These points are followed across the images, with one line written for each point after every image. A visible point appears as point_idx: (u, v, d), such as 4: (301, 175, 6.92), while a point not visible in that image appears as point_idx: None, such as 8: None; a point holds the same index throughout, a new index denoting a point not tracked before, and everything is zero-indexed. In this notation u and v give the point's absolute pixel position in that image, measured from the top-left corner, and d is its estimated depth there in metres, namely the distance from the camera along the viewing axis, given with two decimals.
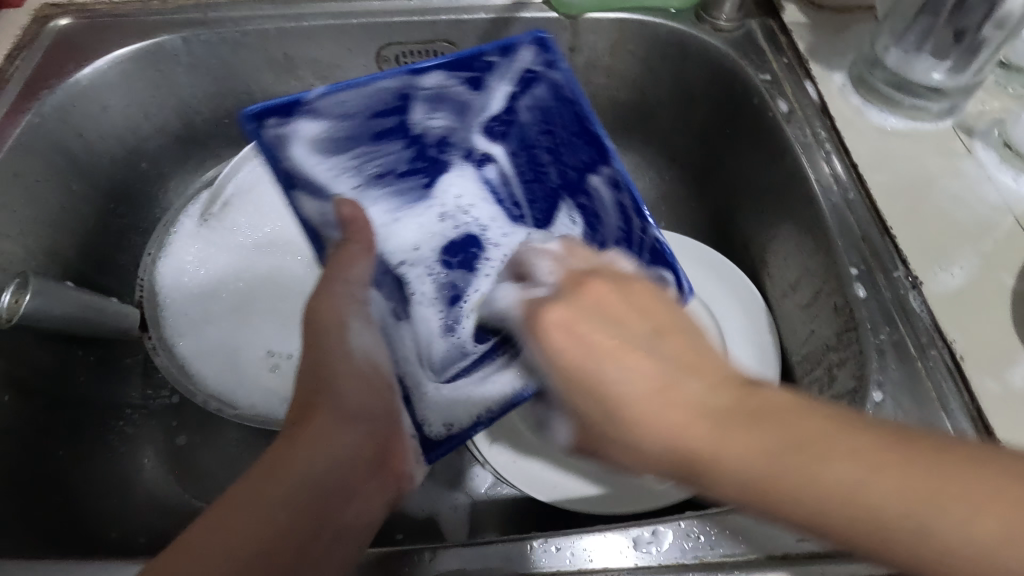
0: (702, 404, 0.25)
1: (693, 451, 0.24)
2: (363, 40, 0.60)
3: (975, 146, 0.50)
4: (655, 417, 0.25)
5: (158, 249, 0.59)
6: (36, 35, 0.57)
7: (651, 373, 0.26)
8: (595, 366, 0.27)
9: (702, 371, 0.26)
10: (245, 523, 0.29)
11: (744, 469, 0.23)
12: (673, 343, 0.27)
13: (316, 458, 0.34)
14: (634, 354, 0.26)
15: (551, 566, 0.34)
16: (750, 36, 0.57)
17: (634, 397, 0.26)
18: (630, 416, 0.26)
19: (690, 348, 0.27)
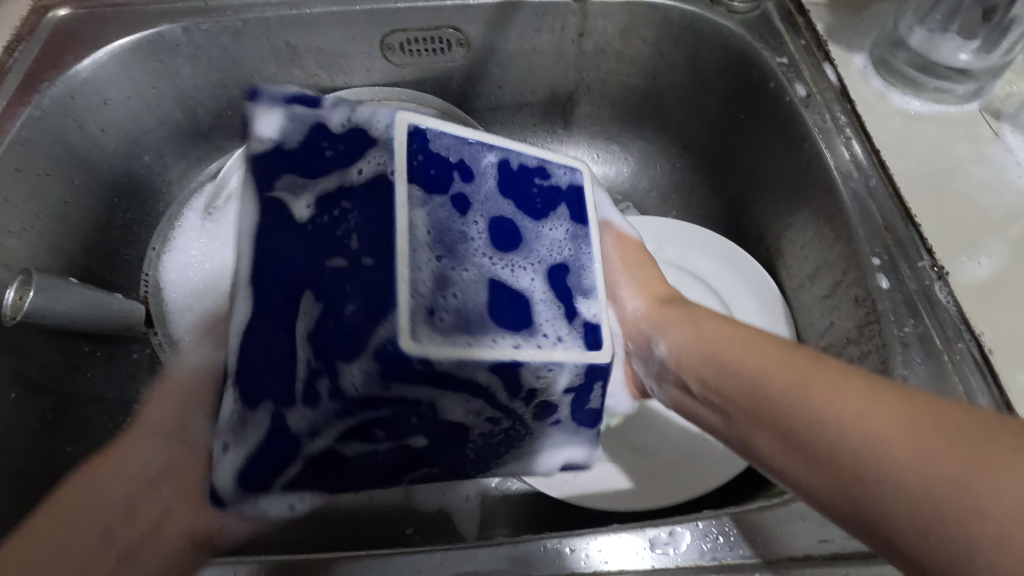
0: (906, 429, 0.26)
1: (822, 429, 0.28)
2: (367, 28, 0.58)
3: (1002, 130, 0.48)
4: (846, 432, 0.27)
5: (164, 244, 0.59)
6: (35, 26, 0.55)
7: (868, 404, 0.27)
8: (761, 397, 0.32)
9: (868, 395, 0.28)
10: (84, 515, 0.33)
11: (896, 466, 0.25)
12: (839, 388, 0.29)
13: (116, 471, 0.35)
14: (821, 391, 0.29)
15: (566, 568, 0.33)
16: (767, 18, 0.55)
17: (859, 417, 0.27)
18: (793, 438, 0.30)
19: (870, 398, 0.28)
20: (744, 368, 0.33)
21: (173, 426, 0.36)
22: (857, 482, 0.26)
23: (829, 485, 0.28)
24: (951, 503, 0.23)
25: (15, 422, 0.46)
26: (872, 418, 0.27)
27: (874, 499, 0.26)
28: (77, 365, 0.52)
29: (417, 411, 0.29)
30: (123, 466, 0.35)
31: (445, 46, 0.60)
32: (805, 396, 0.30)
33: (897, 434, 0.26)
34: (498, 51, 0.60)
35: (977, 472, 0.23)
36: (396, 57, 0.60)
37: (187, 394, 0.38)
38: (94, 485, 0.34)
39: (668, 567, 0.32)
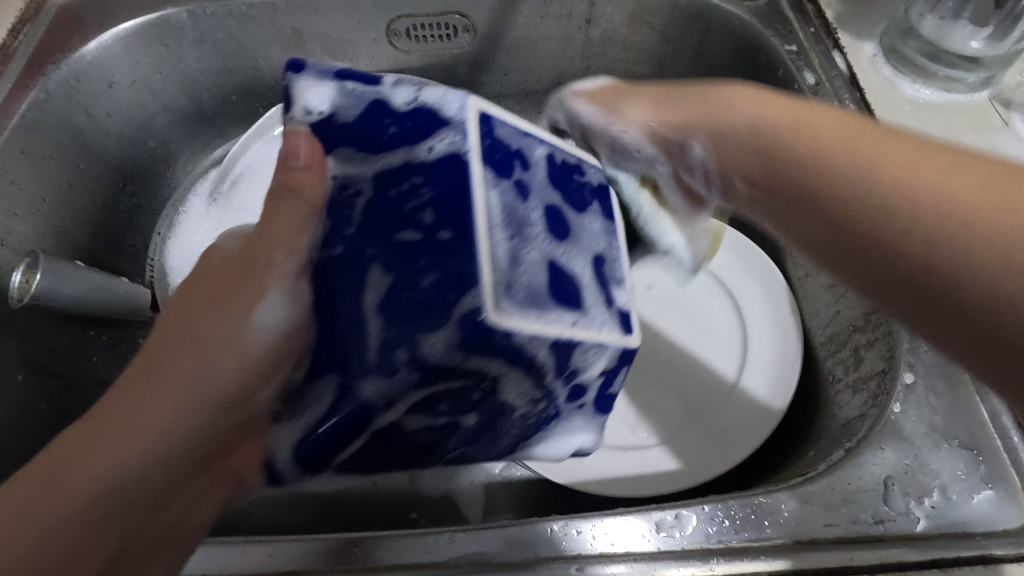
0: (938, 173, 0.27)
1: (873, 180, 0.28)
2: (373, 13, 0.58)
3: (1013, 119, 0.48)
4: (930, 199, 0.26)
5: (169, 228, 0.60)
6: (39, 9, 0.55)
7: (902, 155, 0.29)
8: (834, 190, 0.29)
9: (932, 164, 0.28)
10: (78, 486, 0.28)
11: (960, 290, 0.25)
12: (922, 168, 0.28)
13: (115, 466, 0.29)
14: (868, 147, 0.30)
15: (572, 550, 0.33)
16: (776, 5, 0.54)
17: (942, 183, 0.27)
18: (881, 243, 0.27)
19: (950, 176, 0.27)
20: (770, 121, 0.33)
21: (232, 391, 0.32)
22: (934, 229, 0.26)
23: (887, 231, 0.27)
24: (999, 225, 0.24)
25: (23, 404, 0.46)
26: (927, 170, 0.27)
27: (950, 244, 0.25)
28: (82, 349, 0.52)
29: (481, 385, 0.29)
30: (107, 454, 0.29)
31: (451, 32, 0.60)
32: (874, 164, 0.29)
33: (962, 207, 0.25)
34: (505, 37, 0.60)
35: None
36: (403, 43, 0.60)
37: (259, 361, 0.31)
38: (83, 466, 0.28)
39: (673, 549, 0.32)
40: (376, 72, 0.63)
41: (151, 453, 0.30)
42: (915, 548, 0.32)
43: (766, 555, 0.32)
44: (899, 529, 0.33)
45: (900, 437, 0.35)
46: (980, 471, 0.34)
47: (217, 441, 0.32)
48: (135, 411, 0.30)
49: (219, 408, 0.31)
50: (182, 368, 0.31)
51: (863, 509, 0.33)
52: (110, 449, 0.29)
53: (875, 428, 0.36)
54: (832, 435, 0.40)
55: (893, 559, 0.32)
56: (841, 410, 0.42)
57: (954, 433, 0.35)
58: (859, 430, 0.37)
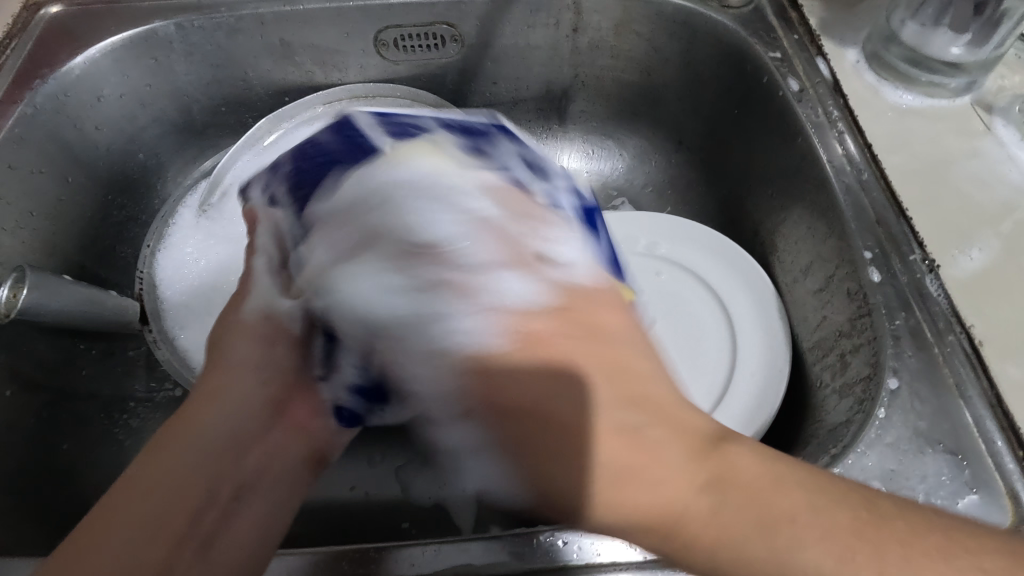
0: (814, 514, 0.25)
1: (686, 489, 0.27)
2: (360, 24, 0.58)
3: (994, 124, 0.49)
4: (660, 476, 0.27)
5: (158, 240, 0.59)
6: (28, 23, 0.55)
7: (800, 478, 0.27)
8: (591, 416, 0.30)
9: (685, 443, 0.28)
10: (163, 483, 0.28)
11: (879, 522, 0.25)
12: (663, 417, 0.29)
13: (201, 430, 0.31)
14: (604, 404, 0.30)
15: (559, 560, 0.33)
16: (761, 13, 0.55)
17: (733, 472, 0.27)
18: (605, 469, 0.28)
19: (677, 416, 0.29)
20: (542, 468, 0.30)
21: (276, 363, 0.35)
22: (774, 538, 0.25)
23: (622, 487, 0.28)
24: (802, 573, 0.25)
25: (12, 419, 0.46)
26: (741, 459, 0.27)
27: (748, 515, 0.26)
28: (71, 362, 0.52)
29: None
30: (205, 420, 0.31)
31: (439, 42, 0.60)
32: (604, 422, 0.29)
33: (759, 480, 0.27)
34: (493, 46, 0.60)
35: (828, 538, 0.25)
36: (391, 53, 0.60)
37: (261, 332, 0.36)
38: (164, 450, 0.29)
39: (660, 559, 0.32)
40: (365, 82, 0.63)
41: (230, 420, 0.32)
42: None
43: None
44: None
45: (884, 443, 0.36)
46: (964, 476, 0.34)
47: (258, 408, 0.33)
48: (212, 383, 0.33)
49: (257, 370, 0.34)
50: (229, 367, 0.34)
51: None
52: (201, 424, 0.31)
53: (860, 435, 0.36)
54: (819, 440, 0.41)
55: None
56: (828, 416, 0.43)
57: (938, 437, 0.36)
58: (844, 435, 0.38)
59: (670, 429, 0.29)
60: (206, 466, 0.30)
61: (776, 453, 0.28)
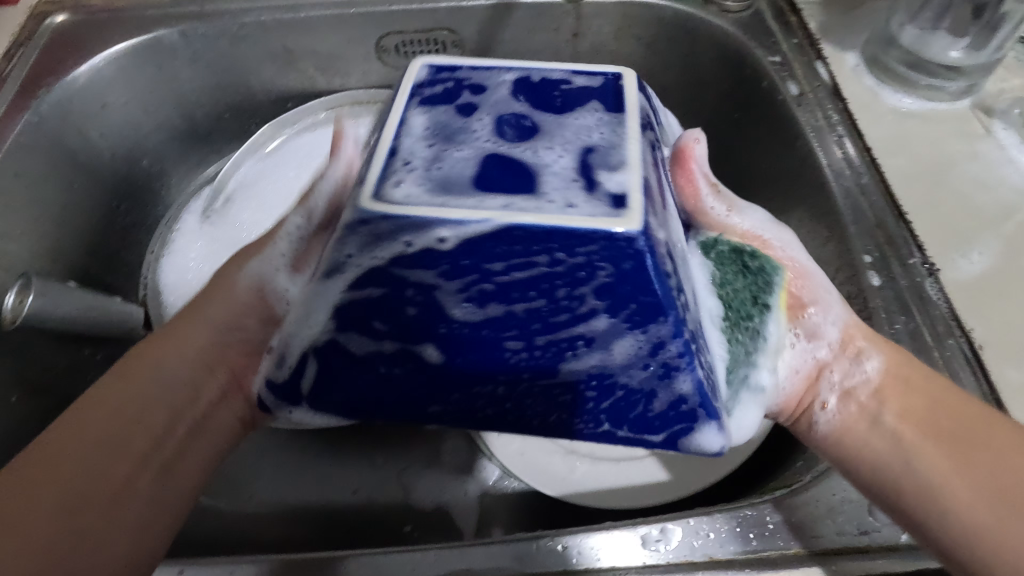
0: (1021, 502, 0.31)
1: (929, 489, 0.32)
2: (361, 30, 0.59)
3: (994, 127, 0.49)
4: (931, 494, 0.32)
5: (162, 246, 0.60)
6: (33, 32, 0.56)
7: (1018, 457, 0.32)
8: (914, 463, 0.34)
9: (937, 451, 0.33)
10: (78, 452, 0.31)
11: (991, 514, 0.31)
12: (952, 453, 0.33)
13: (130, 402, 0.33)
14: (904, 450, 0.34)
15: (559, 565, 0.33)
16: (760, 17, 0.55)
17: (960, 477, 0.32)
18: (920, 489, 0.33)
19: (946, 421, 0.34)
20: (904, 489, 0.33)
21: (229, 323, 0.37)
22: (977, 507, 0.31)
23: (921, 504, 0.32)
24: (1005, 542, 0.30)
25: (17, 424, 0.46)
26: (958, 484, 0.32)
27: (947, 503, 0.32)
28: (76, 368, 0.52)
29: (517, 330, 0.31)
30: (119, 392, 0.34)
31: (440, 48, 0.60)
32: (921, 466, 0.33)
33: (946, 486, 0.32)
34: (494, 52, 0.61)
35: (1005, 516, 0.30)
36: (392, 58, 0.61)
37: (245, 307, 0.37)
38: (69, 427, 0.32)
39: (659, 564, 0.33)
40: (367, 88, 0.64)
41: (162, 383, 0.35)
42: (899, 559, 0.32)
43: (751, 568, 0.32)
44: (884, 540, 0.33)
45: None
46: None
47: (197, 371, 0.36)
48: (148, 356, 0.36)
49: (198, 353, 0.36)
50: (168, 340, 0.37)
51: (849, 521, 0.34)
52: (110, 401, 0.33)
53: None
54: None
55: (879, 570, 0.32)
56: None
57: None
58: None
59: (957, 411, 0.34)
60: (131, 423, 0.33)
61: (970, 461, 0.32)
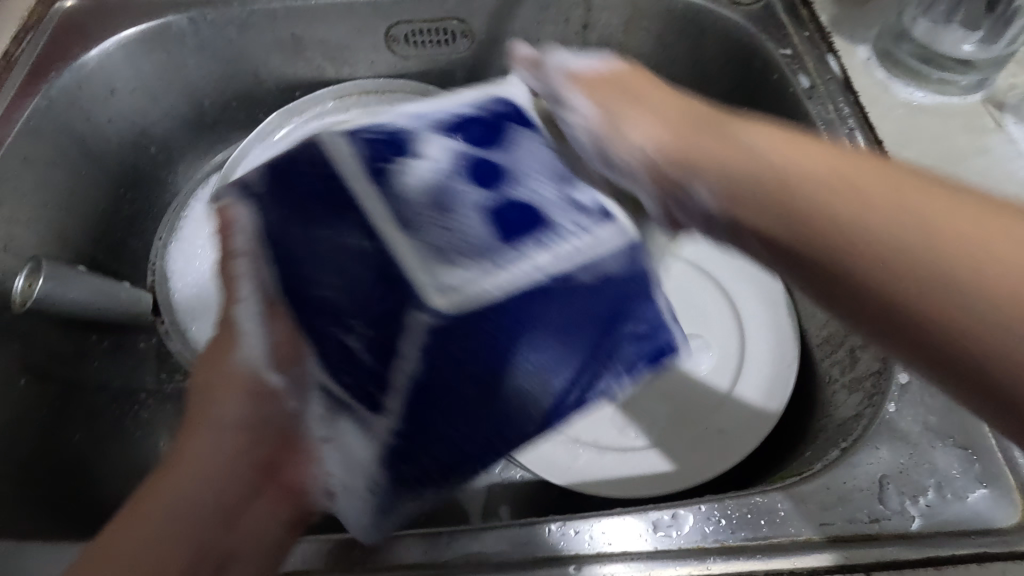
0: (893, 219, 0.25)
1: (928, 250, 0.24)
2: (371, 18, 0.58)
3: (1006, 122, 0.49)
4: (949, 294, 0.23)
5: (170, 233, 0.60)
6: (42, 17, 0.56)
7: (892, 198, 0.25)
8: (905, 299, 0.24)
9: (914, 194, 0.25)
10: (129, 557, 0.30)
11: (912, 239, 0.24)
12: (969, 250, 0.23)
13: (179, 493, 0.32)
14: (925, 210, 0.25)
15: (570, 549, 0.33)
16: (771, 10, 0.55)
17: (883, 238, 0.25)
18: (886, 291, 0.24)
19: (958, 217, 0.24)
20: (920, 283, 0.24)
21: (255, 429, 0.35)
22: (858, 260, 0.25)
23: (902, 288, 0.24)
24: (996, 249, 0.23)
25: (24, 409, 0.46)
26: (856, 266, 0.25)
27: (907, 284, 0.24)
28: (83, 353, 0.52)
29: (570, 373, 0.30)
30: (183, 470, 0.33)
31: (450, 38, 0.60)
32: (865, 220, 0.25)
33: (902, 253, 0.24)
34: (504, 42, 0.61)
35: (942, 247, 0.23)
36: (401, 48, 0.61)
37: (248, 396, 0.35)
38: (116, 546, 0.30)
39: (671, 549, 0.33)
40: (375, 78, 0.63)
41: (220, 462, 0.34)
42: (909, 547, 0.32)
43: (762, 554, 0.32)
44: (894, 528, 0.33)
45: (894, 436, 0.36)
46: (974, 470, 0.35)
47: (243, 475, 0.34)
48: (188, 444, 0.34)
49: (245, 432, 0.34)
50: (215, 409, 0.35)
51: (859, 508, 0.33)
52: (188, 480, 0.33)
53: (869, 428, 0.37)
54: (827, 434, 0.41)
55: (890, 558, 0.32)
56: (838, 410, 0.43)
57: (948, 432, 0.36)
58: (854, 430, 0.38)
59: (826, 162, 0.28)
60: (208, 490, 0.33)
61: (962, 240, 0.23)
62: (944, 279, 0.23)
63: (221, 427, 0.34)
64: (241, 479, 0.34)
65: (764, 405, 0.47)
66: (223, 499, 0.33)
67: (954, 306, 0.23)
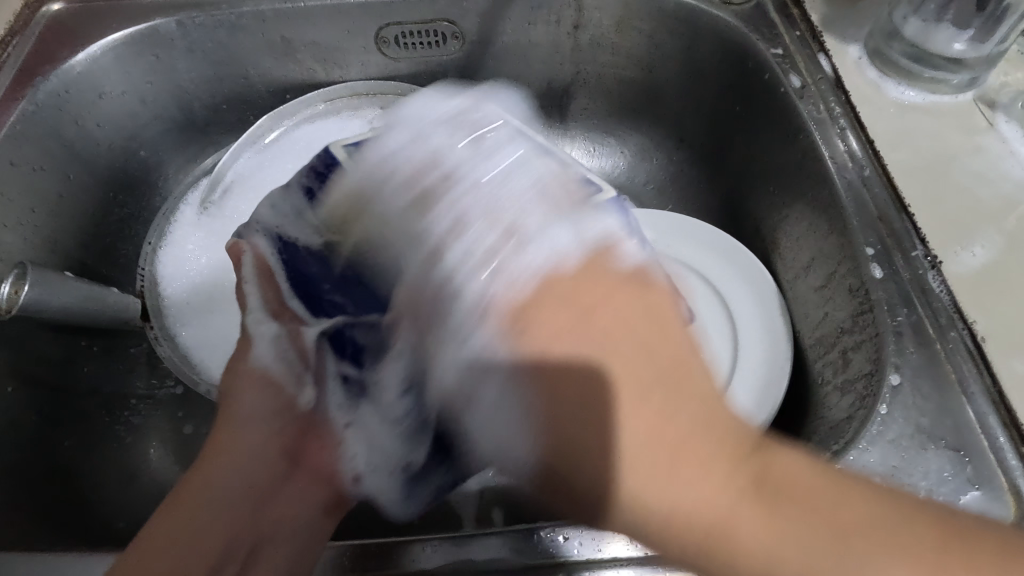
0: (689, 415, 0.26)
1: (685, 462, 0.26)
2: (361, 20, 0.58)
3: (997, 120, 0.48)
4: (688, 518, 0.26)
5: (159, 237, 0.58)
6: (29, 21, 0.55)
7: (658, 416, 0.26)
8: (670, 481, 0.25)
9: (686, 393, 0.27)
10: None
11: (671, 438, 0.26)
12: (693, 427, 0.26)
13: (211, 490, 0.34)
14: (673, 425, 0.26)
15: (559, 556, 0.33)
16: (762, 10, 0.54)
17: (654, 439, 0.26)
18: (614, 491, 0.26)
19: (704, 435, 0.26)
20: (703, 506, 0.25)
21: (272, 415, 0.38)
22: (617, 453, 0.26)
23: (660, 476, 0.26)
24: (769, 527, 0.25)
25: (11, 416, 0.46)
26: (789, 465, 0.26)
27: (693, 489, 0.25)
28: (72, 359, 0.52)
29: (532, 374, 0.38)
30: (232, 451, 0.36)
31: (440, 39, 0.60)
32: (629, 426, 0.26)
33: (700, 493, 0.25)
34: (495, 43, 0.60)
35: (742, 509, 0.26)
36: (392, 50, 0.61)
37: (248, 392, 0.37)
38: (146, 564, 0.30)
39: None
40: (366, 80, 0.63)
41: (258, 455, 0.36)
42: None
43: None
44: None
45: (886, 438, 0.35)
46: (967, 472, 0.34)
47: (270, 459, 0.37)
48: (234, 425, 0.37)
49: (268, 421, 0.37)
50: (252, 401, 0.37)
51: None
52: (204, 492, 0.34)
53: (861, 431, 0.36)
54: (820, 437, 0.41)
55: None
56: (830, 412, 0.42)
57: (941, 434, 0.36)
58: (846, 432, 0.38)
59: (655, 373, 0.27)
60: (262, 464, 0.36)
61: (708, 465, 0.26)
62: (713, 526, 0.25)
63: (243, 414, 0.37)
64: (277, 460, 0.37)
65: (747, 417, 0.45)
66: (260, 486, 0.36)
67: (757, 536, 0.25)
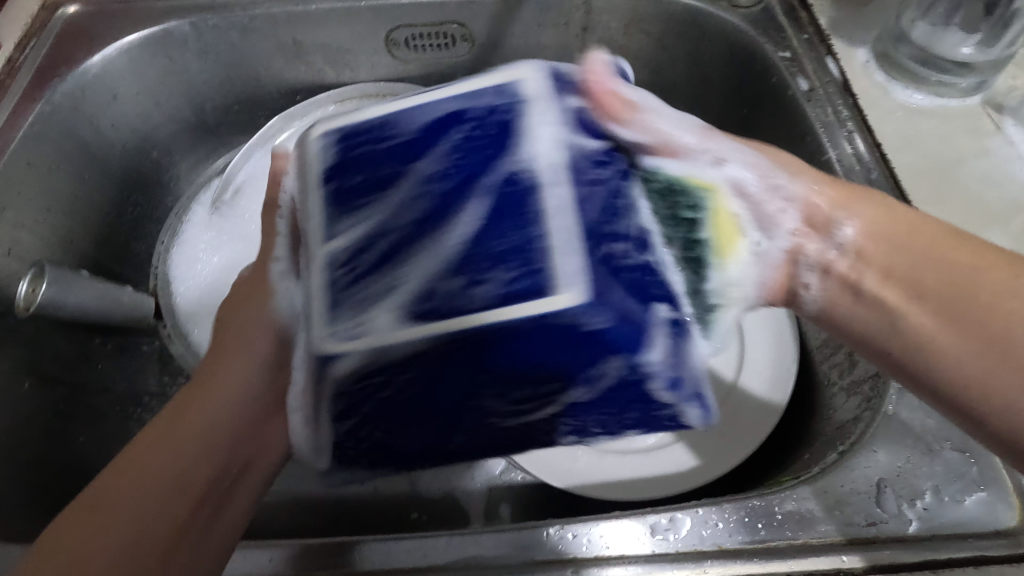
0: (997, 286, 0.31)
1: (974, 302, 0.32)
2: (371, 22, 0.59)
3: (1005, 124, 0.49)
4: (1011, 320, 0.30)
5: (172, 237, 0.60)
6: (46, 22, 0.56)
7: (959, 253, 0.34)
8: (941, 257, 0.34)
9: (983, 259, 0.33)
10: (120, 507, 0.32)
11: (961, 285, 0.32)
12: (968, 253, 0.33)
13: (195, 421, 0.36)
14: (969, 252, 0.33)
15: (568, 552, 0.33)
16: (770, 13, 0.55)
17: (954, 262, 0.33)
18: (947, 289, 0.33)
19: (975, 257, 0.33)
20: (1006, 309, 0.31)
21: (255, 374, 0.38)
22: (973, 302, 0.32)
23: (988, 341, 0.30)
24: None
25: (27, 411, 0.47)
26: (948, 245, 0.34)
27: (973, 311, 0.31)
28: (85, 356, 0.52)
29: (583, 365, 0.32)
30: (194, 418, 0.36)
31: (449, 41, 0.60)
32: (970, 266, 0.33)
33: (988, 281, 0.32)
34: (504, 45, 0.61)
35: (988, 271, 0.32)
36: (401, 52, 0.61)
37: (242, 352, 0.38)
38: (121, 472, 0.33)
39: (668, 552, 0.33)
40: (375, 81, 0.64)
41: (219, 430, 0.36)
42: (906, 550, 0.32)
43: (759, 558, 0.32)
44: (891, 531, 0.33)
45: (892, 439, 0.36)
46: (972, 474, 0.35)
47: (245, 413, 0.38)
48: (205, 396, 0.38)
49: (251, 380, 0.38)
50: (225, 378, 0.38)
51: (857, 511, 0.33)
52: (162, 449, 0.34)
53: (867, 432, 0.37)
54: (826, 437, 0.42)
55: (887, 561, 0.32)
56: (836, 413, 0.43)
57: (946, 435, 0.36)
58: (852, 433, 0.38)
59: (1005, 267, 0.32)
60: (220, 438, 0.36)
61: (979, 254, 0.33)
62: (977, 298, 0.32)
63: (227, 375, 0.38)
64: (238, 435, 0.37)
65: (756, 415, 0.47)
66: (214, 462, 0.35)
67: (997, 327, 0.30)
